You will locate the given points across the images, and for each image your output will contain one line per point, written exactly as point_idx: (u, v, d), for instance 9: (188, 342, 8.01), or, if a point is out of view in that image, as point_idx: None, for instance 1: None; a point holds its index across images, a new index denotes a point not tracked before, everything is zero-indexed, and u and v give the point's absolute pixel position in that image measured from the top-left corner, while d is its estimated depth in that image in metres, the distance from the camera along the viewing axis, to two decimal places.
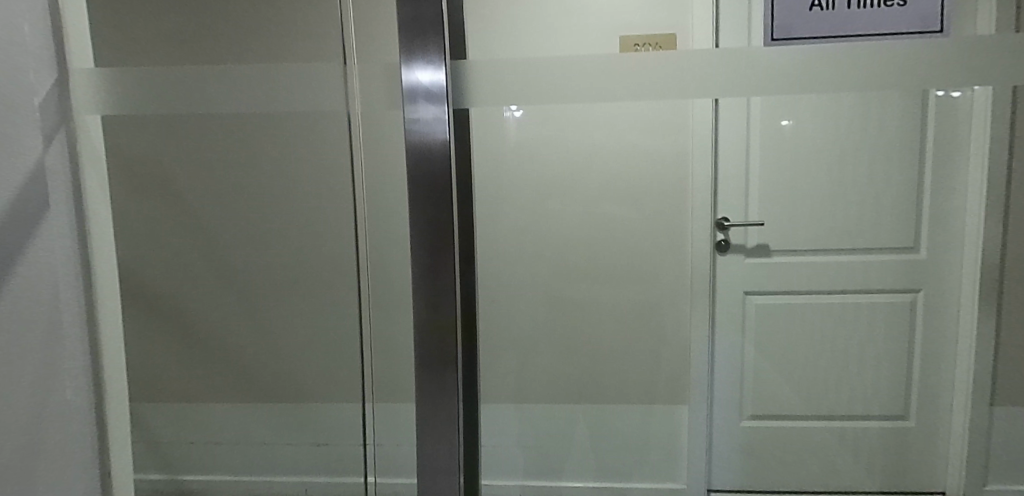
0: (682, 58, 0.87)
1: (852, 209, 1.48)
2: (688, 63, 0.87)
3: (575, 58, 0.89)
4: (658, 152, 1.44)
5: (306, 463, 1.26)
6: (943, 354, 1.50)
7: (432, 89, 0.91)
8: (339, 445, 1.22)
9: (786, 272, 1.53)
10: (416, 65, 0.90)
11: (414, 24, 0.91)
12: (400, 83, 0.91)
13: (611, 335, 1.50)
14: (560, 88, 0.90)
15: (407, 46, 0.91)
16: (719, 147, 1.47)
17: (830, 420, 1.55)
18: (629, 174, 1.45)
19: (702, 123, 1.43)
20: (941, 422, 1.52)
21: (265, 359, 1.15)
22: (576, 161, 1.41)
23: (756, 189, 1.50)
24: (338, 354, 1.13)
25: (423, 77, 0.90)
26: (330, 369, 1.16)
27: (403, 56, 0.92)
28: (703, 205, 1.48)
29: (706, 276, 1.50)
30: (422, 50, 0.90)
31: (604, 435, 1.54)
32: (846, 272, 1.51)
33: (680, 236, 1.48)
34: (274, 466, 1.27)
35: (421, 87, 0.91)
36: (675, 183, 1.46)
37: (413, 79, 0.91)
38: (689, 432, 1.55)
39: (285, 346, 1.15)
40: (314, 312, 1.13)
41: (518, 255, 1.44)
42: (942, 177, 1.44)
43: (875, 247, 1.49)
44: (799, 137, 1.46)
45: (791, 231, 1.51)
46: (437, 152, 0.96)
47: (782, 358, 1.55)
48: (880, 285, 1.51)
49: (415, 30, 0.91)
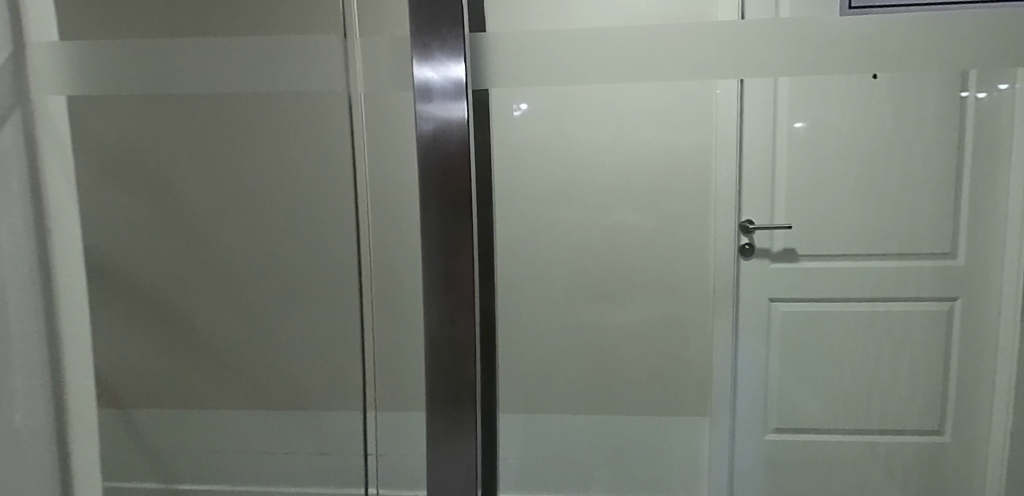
0: (705, 29, 0.82)
1: (885, 212, 1.39)
2: (711, 35, 0.81)
3: (572, 32, 0.84)
4: (678, 146, 1.38)
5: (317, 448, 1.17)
6: (982, 367, 1.41)
7: (448, 87, 0.89)
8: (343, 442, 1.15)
9: (814, 278, 1.46)
10: (427, 60, 0.88)
11: (428, 15, 0.88)
12: (411, 77, 0.89)
13: (628, 342, 1.42)
14: (562, 71, 0.86)
15: (423, 39, 0.88)
16: (744, 146, 1.41)
17: (862, 434, 1.47)
18: (648, 172, 1.38)
19: (727, 121, 1.37)
20: (979, 438, 1.43)
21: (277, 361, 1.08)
22: (591, 151, 1.37)
23: (783, 191, 1.43)
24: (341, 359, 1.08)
25: (433, 75, 0.88)
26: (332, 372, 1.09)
27: (416, 47, 0.89)
28: (727, 206, 1.41)
29: (729, 282, 1.43)
30: (440, 40, 0.87)
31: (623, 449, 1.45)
32: (878, 278, 1.43)
33: (703, 238, 1.41)
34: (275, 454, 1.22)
35: (434, 85, 0.89)
36: (697, 181, 1.39)
37: (423, 74, 0.89)
38: (711, 446, 1.48)
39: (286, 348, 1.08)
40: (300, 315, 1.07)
41: (532, 257, 1.39)
42: (981, 178, 1.36)
43: (910, 252, 1.41)
44: (829, 135, 1.38)
45: (821, 235, 1.43)
46: (456, 152, 0.93)
47: (809, 368, 1.47)
48: (915, 293, 1.43)
49: (427, 21, 0.88)
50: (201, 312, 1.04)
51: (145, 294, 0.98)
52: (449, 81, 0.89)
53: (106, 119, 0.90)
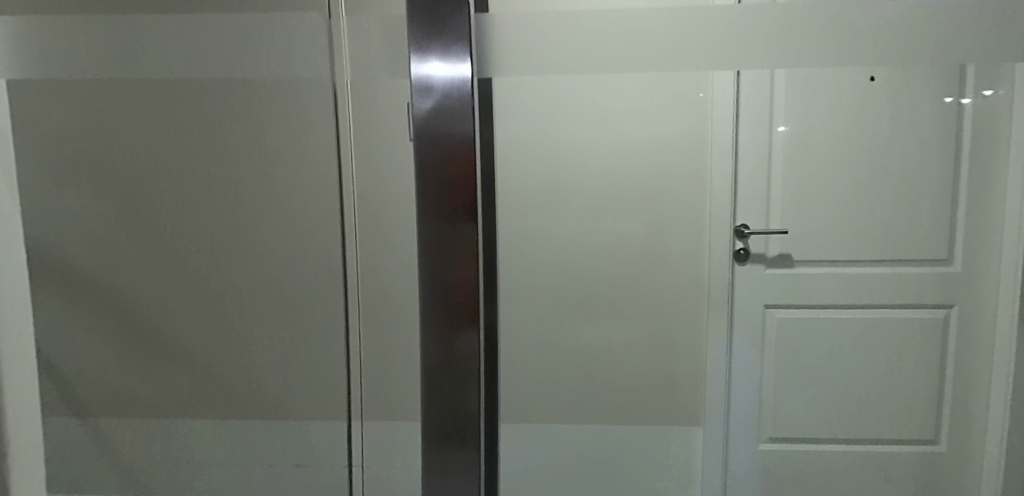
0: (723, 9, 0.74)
1: (881, 217, 1.37)
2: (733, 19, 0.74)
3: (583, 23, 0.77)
4: (670, 141, 1.33)
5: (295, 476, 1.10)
6: (978, 375, 1.39)
7: (453, 88, 0.83)
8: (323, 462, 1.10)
9: (810, 284, 1.43)
10: (429, 58, 0.83)
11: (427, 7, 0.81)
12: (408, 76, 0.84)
13: (618, 349, 1.38)
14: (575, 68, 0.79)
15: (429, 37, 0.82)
16: (739, 150, 1.37)
17: (862, 444, 1.44)
18: (639, 175, 1.34)
19: (722, 124, 1.33)
20: (975, 448, 1.41)
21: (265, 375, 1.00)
22: (582, 147, 1.33)
23: (779, 196, 1.39)
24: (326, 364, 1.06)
25: (435, 71, 0.82)
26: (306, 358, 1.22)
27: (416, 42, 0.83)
28: (723, 209, 1.37)
29: (726, 289, 1.39)
30: (439, 37, 0.81)
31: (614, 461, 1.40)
32: (873, 284, 1.41)
33: (697, 244, 1.37)
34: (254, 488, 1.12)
35: (438, 83, 0.83)
36: (690, 180, 1.35)
37: (423, 72, 0.83)
38: (705, 456, 1.44)
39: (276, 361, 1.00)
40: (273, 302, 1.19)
41: (521, 260, 1.35)
42: (980, 183, 1.34)
43: (906, 258, 1.39)
44: (823, 139, 1.36)
45: (816, 240, 1.40)
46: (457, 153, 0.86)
47: (804, 375, 1.44)
48: (911, 299, 1.41)
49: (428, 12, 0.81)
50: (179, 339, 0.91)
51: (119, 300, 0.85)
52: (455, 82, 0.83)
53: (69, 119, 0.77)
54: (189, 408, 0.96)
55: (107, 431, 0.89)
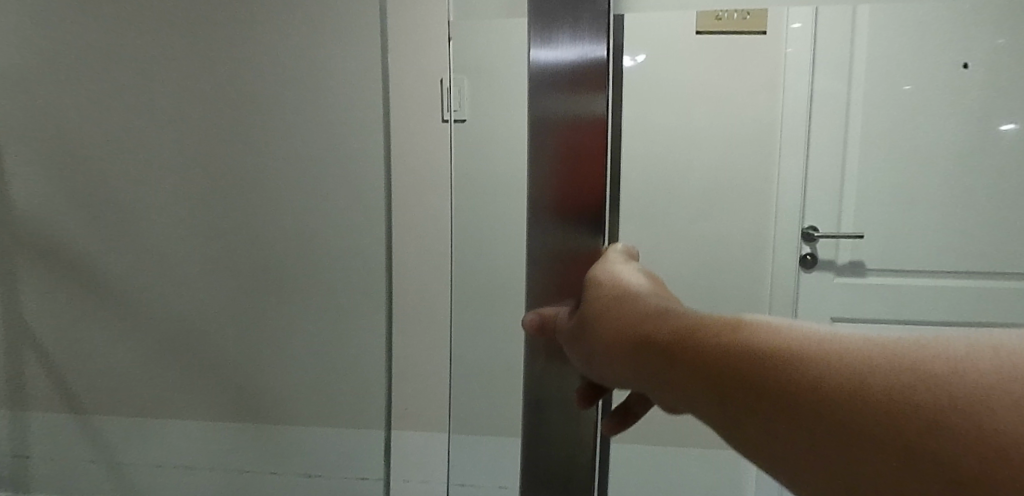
0: None
1: (977, 226, 1.23)
2: None
3: None
4: (738, 129, 1.24)
5: (338, 412, 1.31)
6: None
7: (583, 72, 0.58)
8: (369, 403, 1.31)
9: (886, 296, 1.27)
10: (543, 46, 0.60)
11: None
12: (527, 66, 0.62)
13: None
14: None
15: (552, 16, 0.59)
16: (812, 142, 1.24)
17: None
18: (700, 166, 1.26)
19: (794, 114, 1.23)
20: None
21: (260, 312, 1.30)
22: (660, 136, 1.25)
23: (853, 194, 1.25)
24: (354, 288, 1.27)
25: (554, 56, 0.58)
26: (355, 317, 1.28)
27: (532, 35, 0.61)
28: (792, 209, 1.25)
29: (787, 297, 1.28)
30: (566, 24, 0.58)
31: (662, 471, 1.31)
32: (961, 296, 1.25)
33: (760, 244, 1.27)
34: (318, 421, 1.31)
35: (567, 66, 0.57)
36: (758, 176, 1.25)
37: (536, 60, 0.60)
38: (756, 475, 1.32)
39: (340, 304, 1.28)
40: (330, 248, 1.26)
41: None
42: None
43: (1004, 269, 1.23)
44: (908, 130, 1.22)
45: (895, 247, 1.26)
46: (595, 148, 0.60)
47: None
48: (1001, 316, 1.24)
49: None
50: (236, 282, 1.29)
51: (179, 236, 1.29)
52: (590, 59, 0.59)
53: (166, 140, 1.27)
54: (300, 336, 1.29)
55: (194, 347, 1.32)
